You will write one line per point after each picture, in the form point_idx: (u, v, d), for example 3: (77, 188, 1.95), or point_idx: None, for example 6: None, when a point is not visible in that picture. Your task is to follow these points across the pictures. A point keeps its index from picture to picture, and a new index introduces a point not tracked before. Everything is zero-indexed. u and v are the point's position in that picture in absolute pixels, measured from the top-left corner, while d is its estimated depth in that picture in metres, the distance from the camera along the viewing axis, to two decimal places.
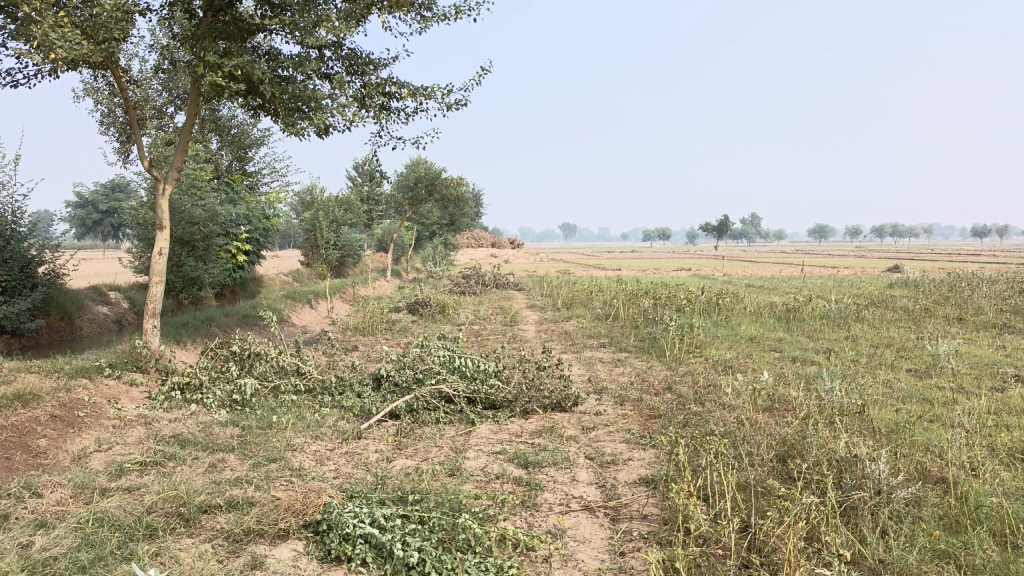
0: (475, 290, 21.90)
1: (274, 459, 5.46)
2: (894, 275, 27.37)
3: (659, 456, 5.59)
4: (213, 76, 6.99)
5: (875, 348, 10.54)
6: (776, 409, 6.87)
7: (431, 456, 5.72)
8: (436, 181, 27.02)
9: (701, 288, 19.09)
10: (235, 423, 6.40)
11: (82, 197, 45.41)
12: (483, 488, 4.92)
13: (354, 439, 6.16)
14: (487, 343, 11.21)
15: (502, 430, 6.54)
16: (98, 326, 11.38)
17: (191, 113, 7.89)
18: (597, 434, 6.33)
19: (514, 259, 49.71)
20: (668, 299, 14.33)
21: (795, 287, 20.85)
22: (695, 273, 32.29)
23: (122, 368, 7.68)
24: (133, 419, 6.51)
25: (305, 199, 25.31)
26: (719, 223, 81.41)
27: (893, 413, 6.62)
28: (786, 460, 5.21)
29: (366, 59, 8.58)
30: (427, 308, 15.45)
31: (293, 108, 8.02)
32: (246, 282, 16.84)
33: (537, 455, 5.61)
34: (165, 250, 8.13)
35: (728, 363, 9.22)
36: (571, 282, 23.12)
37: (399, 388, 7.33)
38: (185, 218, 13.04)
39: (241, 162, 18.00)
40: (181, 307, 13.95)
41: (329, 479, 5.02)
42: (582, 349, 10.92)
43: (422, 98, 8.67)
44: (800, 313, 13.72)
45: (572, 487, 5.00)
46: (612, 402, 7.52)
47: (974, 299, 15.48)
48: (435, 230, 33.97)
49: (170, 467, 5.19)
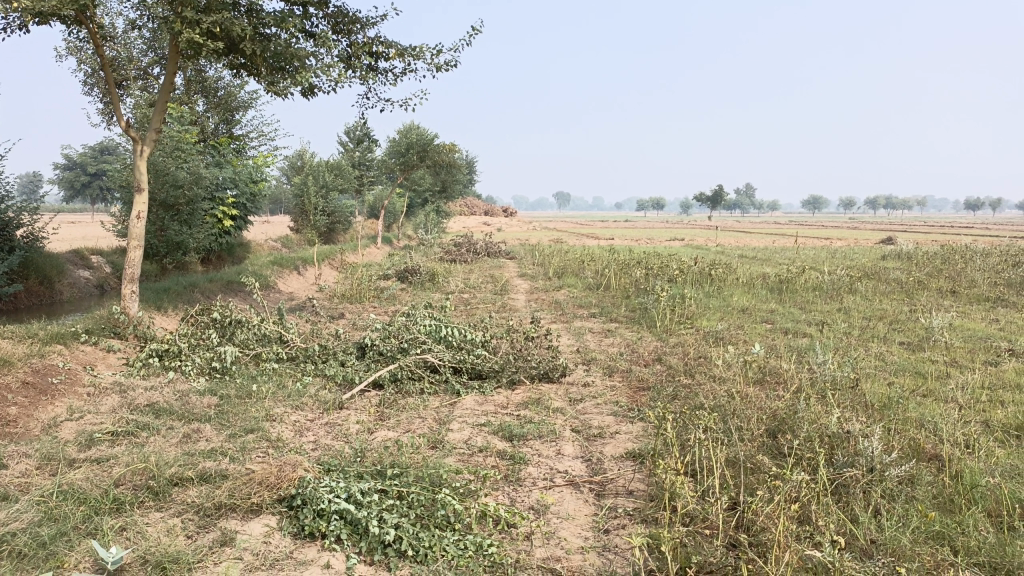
0: (466, 258, 21.67)
1: (251, 429, 5.30)
2: (885, 247, 27.31)
3: (647, 429, 5.46)
4: (189, 31, 6.68)
5: (868, 321, 10.41)
6: (768, 381, 6.74)
7: (413, 428, 5.57)
8: (428, 146, 26.65)
9: (694, 258, 18.93)
10: (213, 392, 6.22)
11: (69, 160, 44.69)
12: (466, 461, 4.78)
13: (335, 410, 6.01)
14: (476, 312, 11.05)
15: (487, 402, 6.39)
16: (79, 291, 11.15)
17: (169, 71, 7.58)
18: (584, 406, 6.20)
19: (507, 228, 49.49)
20: (660, 270, 14.15)
21: (789, 258, 20.72)
22: (687, 243, 32.15)
23: (99, 334, 7.49)
24: (109, 386, 6.33)
25: (294, 164, 24.90)
26: (713, 194, 81.12)
27: (886, 387, 6.50)
28: (776, 435, 5.09)
29: (352, 17, 8.28)
30: (417, 276, 15.25)
31: (275, 67, 7.74)
32: (233, 247, 16.59)
33: (523, 428, 5.46)
34: (144, 214, 7.90)
35: (719, 335, 9.07)
36: (563, 250, 22.92)
37: (384, 357, 7.16)
38: (169, 181, 12.75)
39: (228, 125, 17.64)
40: (165, 273, 13.72)
41: (307, 451, 4.86)
42: (572, 319, 10.77)
43: (411, 58, 8.39)
44: (793, 284, 13.59)
45: (557, 461, 4.86)
46: (601, 373, 7.39)
47: (967, 272, 15.38)
48: (427, 196, 33.58)
49: (143, 437, 5.03)
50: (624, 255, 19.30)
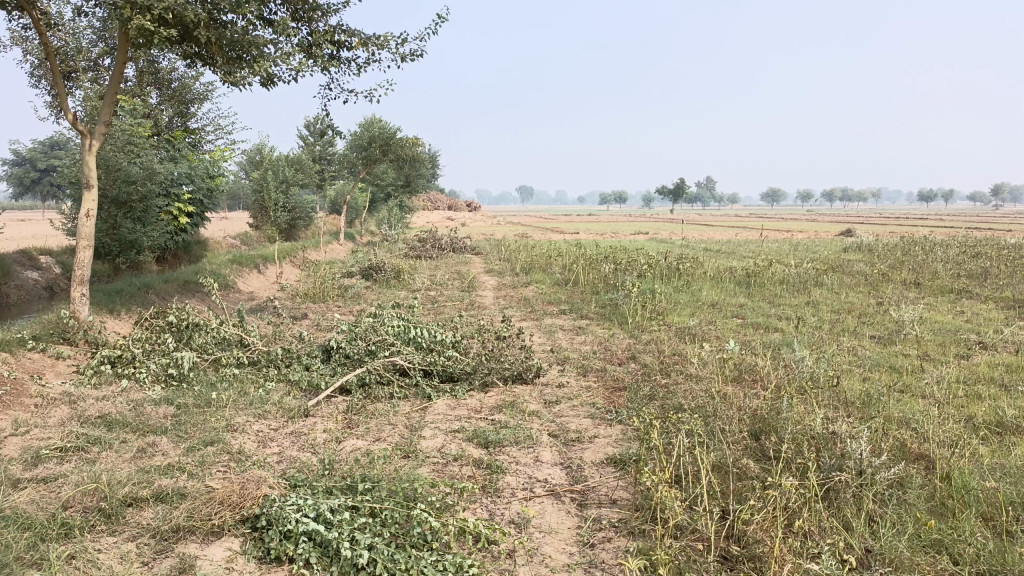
0: (431, 254, 21.37)
1: (211, 441, 5.02)
2: (847, 239, 27.74)
3: (627, 432, 5.30)
4: (139, 18, 6.30)
5: (837, 314, 10.40)
6: (745, 379, 6.62)
7: (384, 436, 5.33)
8: (390, 141, 26.25)
9: (662, 252, 18.90)
10: (170, 401, 5.90)
11: (18, 155, 43.21)
12: (441, 472, 4.56)
13: (301, 417, 5.73)
14: (444, 311, 10.81)
15: (460, 406, 6.17)
16: (27, 293, 10.63)
17: (118, 61, 7.19)
18: (560, 408, 6.02)
19: (471, 222, 49.23)
20: (628, 264, 14.03)
21: (755, 251, 20.81)
22: (651, 237, 32.23)
23: (47, 341, 7.09)
24: (58, 396, 5.96)
25: (253, 158, 24.30)
26: (674, 187, 81.70)
27: (863, 384, 6.42)
28: (759, 436, 4.96)
29: (312, 5, 7.96)
30: (381, 274, 14.95)
31: (231, 56, 7.39)
32: (190, 245, 16.08)
33: (499, 433, 5.25)
34: (93, 213, 7.51)
35: (692, 331, 8.95)
36: (529, 246, 22.75)
37: (351, 361, 6.88)
38: (121, 176, 12.26)
39: (182, 118, 17.11)
40: (118, 273, 13.22)
41: (272, 465, 4.60)
42: (542, 316, 10.58)
43: (375, 47, 8.09)
44: (761, 277, 13.60)
45: (536, 469, 4.66)
46: (575, 373, 7.22)
47: (929, 264, 15.57)
48: (390, 191, 33.11)
49: (94, 453, 4.71)
50: (592, 250, 19.18)
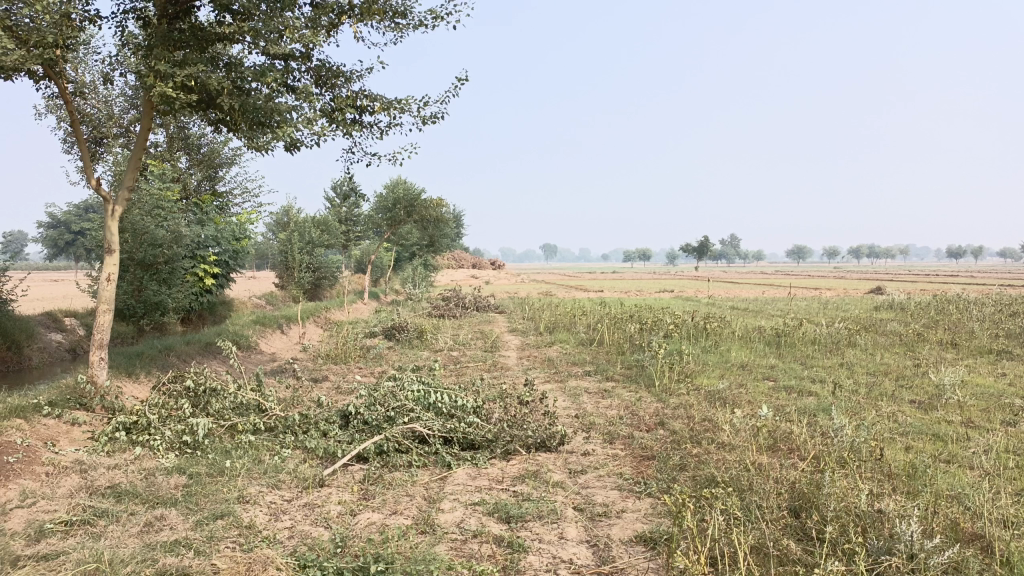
0: (454, 314, 21.28)
1: (221, 514, 4.83)
2: (877, 297, 27.30)
3: (657, 507, 5.01)
4: (163, 85, 6.33)
5: (873, 377, 10.02)
6: (780, 449, 6.29)
7: (401, 509, 5.09)
8: (415, 201, 26.48)
9: (688, 311, 18.61)
10: (182, 470, 5.72)
11: (54, 217, 44.20)
12: (458, 550, 4.31)
13: (315, 488, 5.52)
14: (466, 373, 10.59)
15: (481, 476, 5.91)
16: (49, 356, 10.60)
17: (142, 127, 7.24)
18: (586, 479, 5.75)
19: (496, 280, 49.33)
20: (655, 324, 13.78)
21: (783, 310, 20.46)
22: (676, 294, 31.97)
23: (63, 406, 6.97)
24: (69, 464, 5.81)
25: (279, 219, 24.57)
26: (700, 244, 81.58)
27: (906, 455, 6.07)
28: (798, 513, 4.66)
29: (334, 71, 8.03)
30: (404, 334, 14.84)
31: (254, 122, 7.42)
32: (214, 305, 16.12)
33: (521, 507, 4.99)
34: (114, 276, 7.48)
35: (722, 395, 8.64)
36: (553, 305, 22.61)
37: (369, 428, 6.68)
38: (148, 239, 12.36)
39: (210, 181, 17.36)
40: (141, 334, 13.22)
41: (282, 542, 4.39)
42: (566, 378, 10.35)
43: (396, 111, 8.11)
44: (791, 338, 13.27)
45: (561, 548, 4.38)
46: (601, 440, 6.94)
47: (965, 323, 15.11)
48: (415, 250, 33.28)
49: (100, 527, 4.53)
50: (617, 309, 18.95)
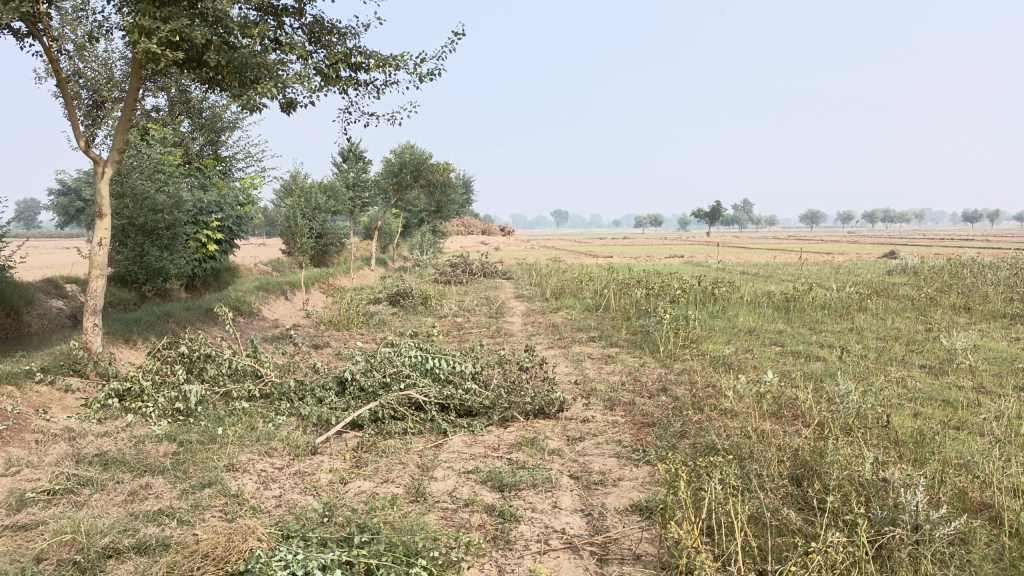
0: (461, 279, 21.15)
1: (209, 482, 4.73)
2: (890, 261, 26.81)
3: (654, 474, 4.88)
4: (146, 41, 6.13)
5: (883, 342, 9.81)
6: (785, 415, 6.13)
7: (394, 477, 4.98)
8: (421, 166, 26.20)
9: (696, 276, 18.40)
10: (172, 438, 5.62)
11: (64, 185, 44.23)
12: (448, 519, 4.20)
13: (307, 456, 5.42)
14: (468, 339, 10.47)
15: (477, 443, 5.80)
16: (49, 322, 10.54)
17: (130, 87, 7.03)
18: (584, 446, 5.62)
19: (505, 246, 49.14)
20: (662, 289, 13.57)
21: (794, 275, 20.18)
22: (687, 260, 31.69)
23: (56, 374, 6.89)
24: (60, 431, 5.72)
25: (285, 185, 24.39)
26: (712, 209, 80.94)
27: (915, 422, 5.90)
28: (799, 481, 4.52)
29: (328, 27, 7.78)
30: (409, 300, 14.73)
31: (244, 80, 7.22)
32: (218, 271, 16.03)
33: (515, 475, 4.87)
34: (106, 241, 7.34)
35: (727, 361, 8.47)
36: (561, 270, 22.40)
37: (365, 395, 6.57)
38: (148, 205, 12.21)
39: (213, 146, 17.17)
40: (144, 300, 13.15)
41: (269, 511, 4.29)
42: (570, 344, 10.21)
43: (392, 68, 7.87)
44: (800, 302, 13.04)
45: (554, 518, 4.25)
46: (602, 406, 6.81)
47: (979, 287, 14.84)
48: (423, 216, 33.07)
49: (84, 496, 4.44)
50: (625, 274, 18.73)
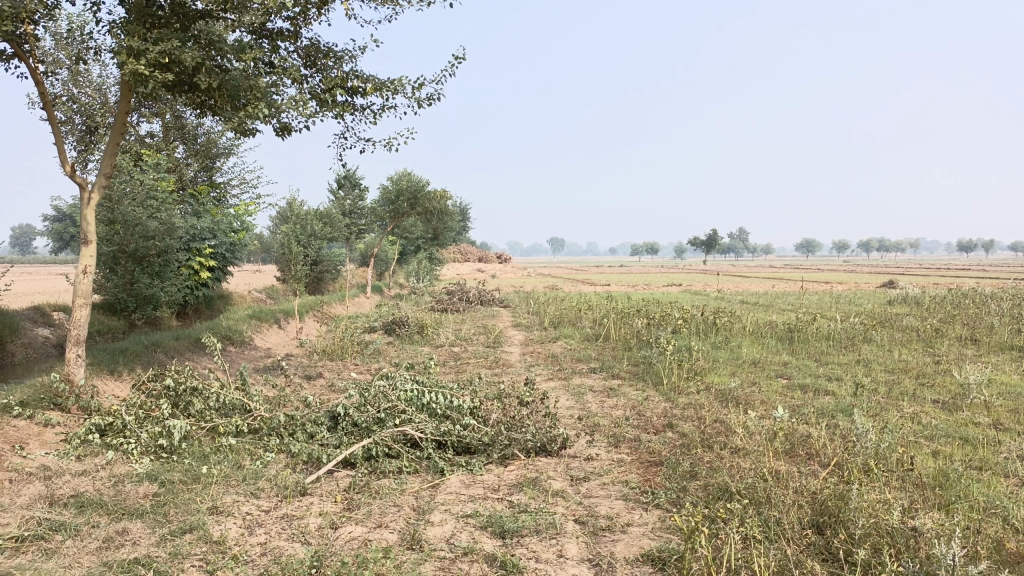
0: (458, 307, 20.89)
1: (191, 527, 4.43)
2: (891, 291, 26.59)
3: (665, 520, 4.59)
4: (134, 62, 5.94)
5: (892, 375, 9.56)
6: (799, 454, 5.85)
7: (388, 521, 4.68)
8: (418, 193, 26.08)
9: (697, 306, 18.18)
10: (154, 477, 5.32)
11: (59, 210, 44.08)
12: (445, 570, 3.91)
13: (296, 497, 5.12)
14: (465, 370, 10.17)
15: (475, 483, 5.50)
16: (34, 351, 10.23)
17: (119, 110, 6.82)
18: (589, 487, 5.34)
19: (503, 274, 48.95)
20: (663, 318, 13.32)
21: (794, 305, 20.02)
22: (686, 288, 31.51)
23: (35, 407, 6.59)
24: (36, 468, 5.41)
25: (281, 212, 24.18)
26: (709, 237, 81.05)
27: (936, 462, 5.61)
28: (821, 528, 4.23)
29: (324, 50, 7.61)
30: (405, 329, 14.45)
31: (237, 103, 7.03)
32: (211, 299, 15.75)
33: (517, 520, 4.57)
34: (91, 269, 7.09)
35: (733, 394, 8.21)
36: (560, 299, 22.15)
37: (358, 430, 6.28)
38: (139, 231, 11.95)
39: (207, 172, 16.99)
40: (134, 329, 12.87)
41: (254, 561, 4.00)
42: (570, 376, 9.94)
43: (389, 92, 7.69)
44: (804, 333, 12.80)
45: (560, 568, 3.96)
46: (606, 443, 6.52)
47: (984, 318, 14.60)
48: (420, 244, 32.90)
49: (54, 543, 4.14)
50: (625, 303, 18.48)
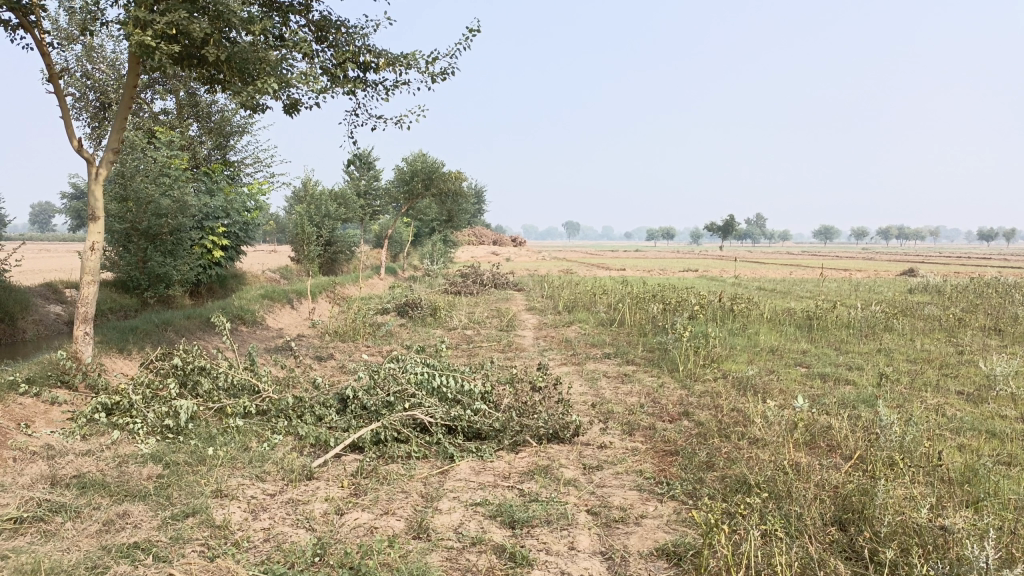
0: (472, 290, 20.75)
1: (194, 511, 4.33)
2: (911, 279, 26.21)
3: (681, 513, 4.44)
4: (140, 33, 5.79)
5: (914, 365, 9.32)
6: (819, 446, 5.68)
7: (395, 507, 4.56)
8: (433, 174, 25.89)
9: (714, 291, 17.93)
10: (159, 458, 5.23)
11: (76, 188, 44.34)
12: (452, 560, 3.78)
13: (303, 481, 5.01)
14: (478, 354, 10.03)
15: (485, 470, 5.37)
16: (45, 328, 10.19)
17: (127, 83, 6.68)
18: (602, 476, 5.19)
19: (518, 257, 48.80)
20: (679, 304, 13.10)
21: (812, 292, 19.71)
22: (703, 274, 31.18)
23: (41, 385, 6.53)
24: (41, 447, 5.34)
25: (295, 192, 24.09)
26: (726, 223, 80.43)
27: (962, 456, 5.43)
28: (844, 525, 4.07)
29: (336, 23, 7.43)
30: (418, 311, 14.32)
31: (246, 78, 6.87)
32: (224, 278, 15.69)
33: (528, 510, 4.43)
34: (99, 245, 6.98)
35: (751, 383, 8.02)
36: (575, 282, 21.96)
37: (367, 414, 6.16)
38: (152, 209, 11.86)
39: (221, 150, 16.88)
40: (146, 307, 12.82)
41: (256, 547, 3.89)
42: (584, 361, 9.78)
43: (402, 67, 7.50)
44: (823, 320, 12.56)
45: (571, 561, 3.83)
46: (620, 431, 6.37)
47: (1009, 308, 14.26)
48: (435, 226, 32.78)
49: (53, 525, 4.05)
50: (640, 287, 18.26)
